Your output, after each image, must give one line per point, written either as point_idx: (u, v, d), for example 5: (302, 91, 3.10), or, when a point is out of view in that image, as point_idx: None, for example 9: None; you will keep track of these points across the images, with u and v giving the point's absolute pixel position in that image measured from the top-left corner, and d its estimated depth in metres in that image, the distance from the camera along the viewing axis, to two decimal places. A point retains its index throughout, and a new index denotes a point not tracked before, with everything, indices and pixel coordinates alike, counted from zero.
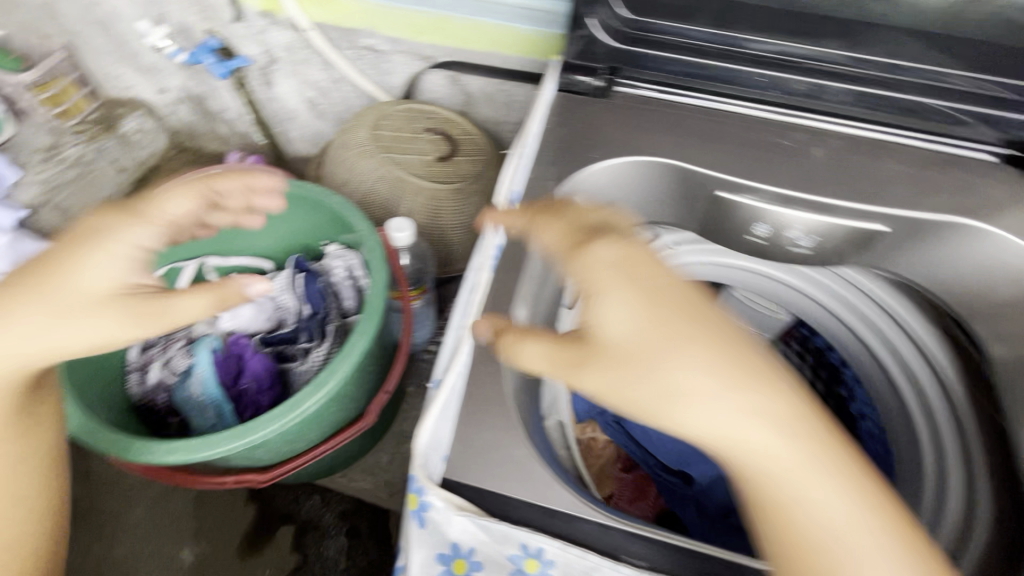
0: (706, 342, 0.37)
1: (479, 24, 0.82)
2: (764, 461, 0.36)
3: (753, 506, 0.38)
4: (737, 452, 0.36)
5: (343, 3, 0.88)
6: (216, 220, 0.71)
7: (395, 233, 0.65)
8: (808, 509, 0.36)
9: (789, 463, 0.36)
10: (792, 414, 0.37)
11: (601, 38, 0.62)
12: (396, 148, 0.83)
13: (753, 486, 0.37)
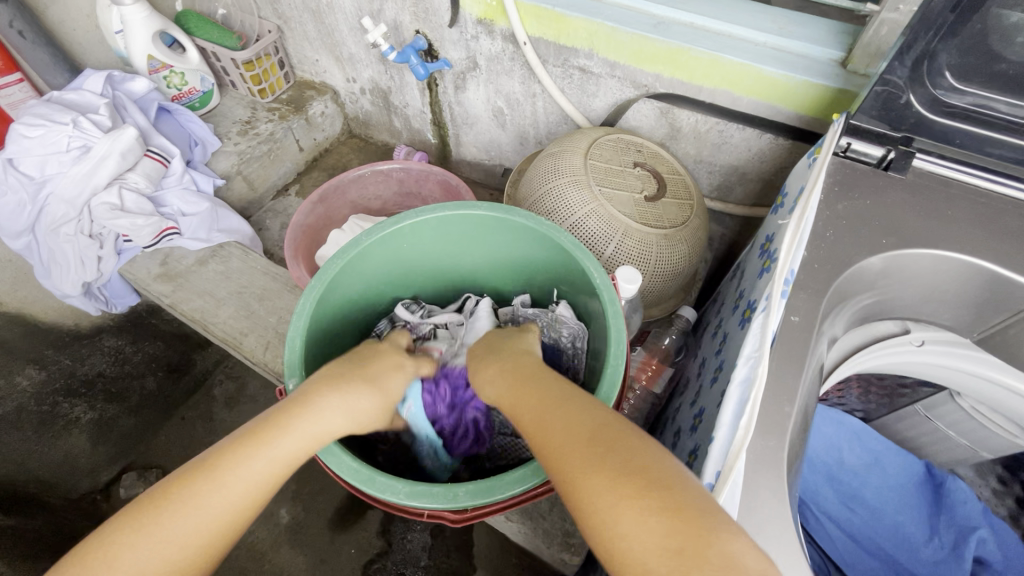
0: (521, 381, 0.52)
1: (719, 61, 0.76)
2: (568, 475, 0.41)
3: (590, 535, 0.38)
4: (573, 478, 0.41)
5: (570, 22, 0.84)
6: (437, 239, 0.71)
7: (623, 284, 0.62)
8: (630, 538, 0.36)
9: (594, 480, 0.39)
10: (595, 440, 0.42)
11: (913, 106, 0.54)
12: (605, 181, 0.78)
13: (579, 508, 0.39)
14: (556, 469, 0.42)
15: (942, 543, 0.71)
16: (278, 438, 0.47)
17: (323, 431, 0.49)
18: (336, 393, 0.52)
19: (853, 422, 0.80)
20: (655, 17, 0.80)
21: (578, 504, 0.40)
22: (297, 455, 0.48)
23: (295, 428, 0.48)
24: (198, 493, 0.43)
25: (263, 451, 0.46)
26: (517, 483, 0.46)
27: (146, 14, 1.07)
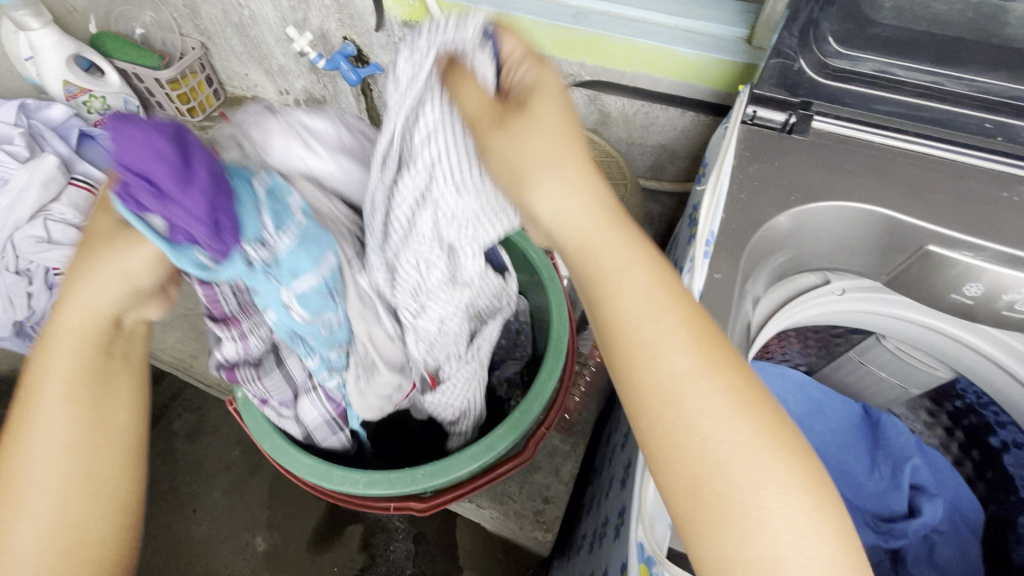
0: (647, 266, 0.38)
1: (635, 45, 0.79)
2: (682, 414, 0.35)
3: (692, 494, 0.34)
4: (693, 422, 0.34)
5: None
6: None
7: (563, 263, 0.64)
8: (759, 510, 0.33)
9: (724, 438, 0.34)
10: (730, 388, 0.35)
11: (803, 70, 0.59)
12: None
13: (685, 463, 0.34)
14: (667, 405, 0.35)
15: (883, 477, 0.77)
16: (34, 414, 0.40)
17: (85, 307, 0.42)
18: (78, 272, 0.42)
19: (794, 374, 0.84)
20: (573, 7, 0.83)
21: (684, 463, 0.34)
22: (70, 396, 0.41)
23: (48, 386, 0.41)
24: (14, 463, 0.39)
25: (32, 432, 0.40)
26: (472, 460, 0.47)
27: (57, 38, 1.04)
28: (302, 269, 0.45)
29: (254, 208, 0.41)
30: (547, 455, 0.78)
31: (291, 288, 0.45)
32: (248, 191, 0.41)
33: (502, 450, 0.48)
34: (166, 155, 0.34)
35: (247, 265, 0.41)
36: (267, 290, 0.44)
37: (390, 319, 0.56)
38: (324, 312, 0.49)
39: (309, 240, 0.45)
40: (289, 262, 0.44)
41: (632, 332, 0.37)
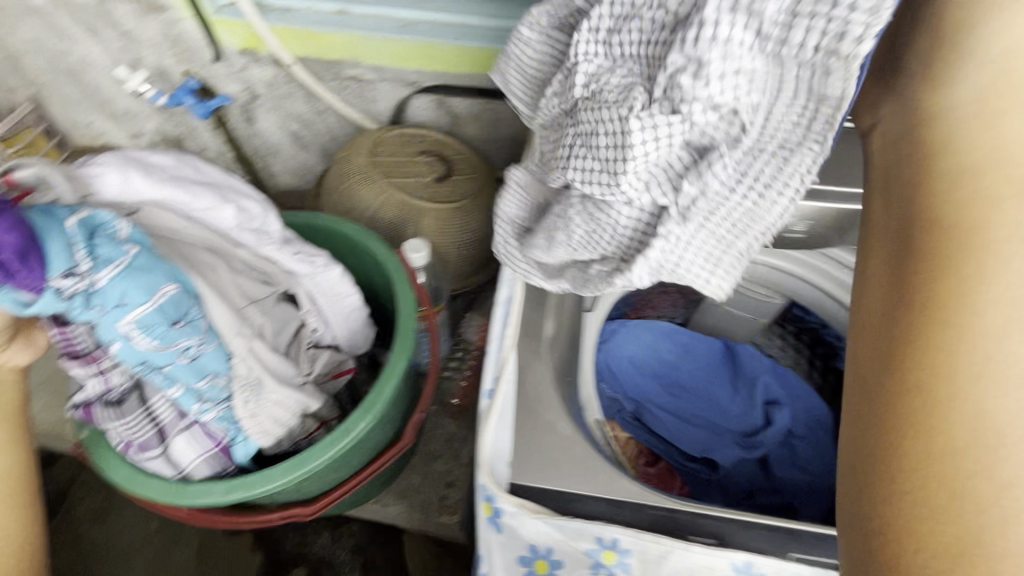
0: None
1: (462, 47, 0.89)
2: (955, 370, 0.32)
3: (889, 460, 0.33)
4: (973, 395, 0.31)
5: (327, 37, 0.91)
6: None
7: (411, 254, 0.67)
8: (1001, 507, 0.30)
9: (995, 421, 0.31)
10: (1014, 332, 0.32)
11: None
12: (394, 172, 0.84)
13: (915, 424, 0.32)
14: (938, 355, 0.33)
15: (743, 397, 0.86)
16: None
17: None
18: None
19: (661, 324, 0.91)
20: (401, 18, 0.88)
21: (913, 427, 0.33)
22: None
23: None
24: None
25: None
26: (328, 448, 0.50)
27: None
28: (123, 301, 0.53)
29: (67, 248, 0.49)
30: (447, 442, 0.82)
31: (122, 317, 0.53)
32: (57, 230, 0.49)
33: (358, 433, 0.52)
34: None
35: (67, 294, 0.50)
36: (107, 321, 0.53)
37: (246, 349, 0.65)
38: (173, 339, 0.57)
39: (132, 274, 0.53)
40: (110, 296, 0.52)
41: (982, 271, 0.33)
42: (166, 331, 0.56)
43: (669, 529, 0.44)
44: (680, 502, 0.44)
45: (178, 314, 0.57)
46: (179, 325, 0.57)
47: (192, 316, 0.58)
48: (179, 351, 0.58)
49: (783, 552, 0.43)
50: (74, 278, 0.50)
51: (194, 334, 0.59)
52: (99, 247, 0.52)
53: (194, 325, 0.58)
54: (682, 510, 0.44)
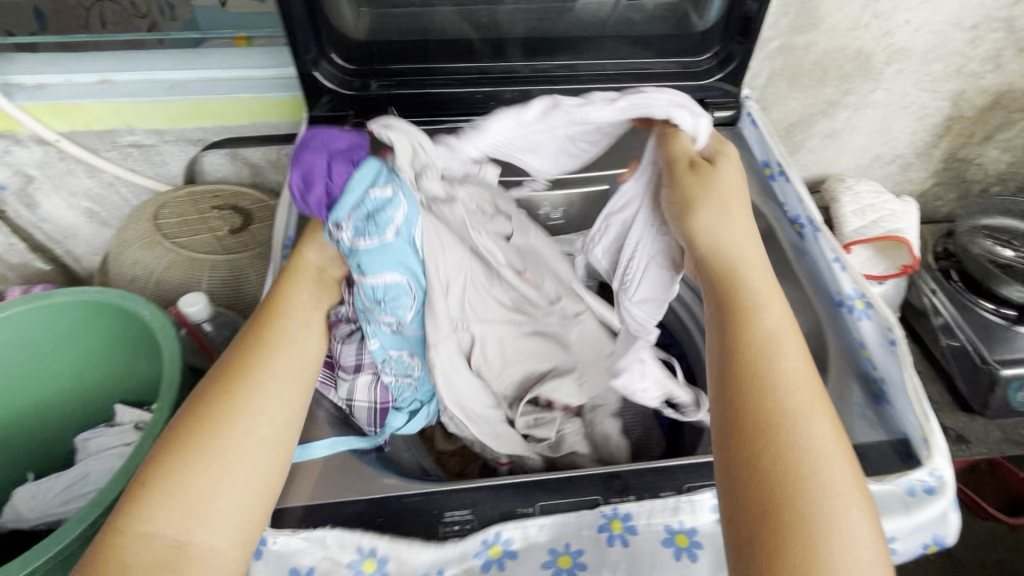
0: (758, 254, 0.50)
1: (236, 99, 0.89)
2: (754, 348, 0.45)
3: (778, 516, 0.39)
4: (781, 405, 0.42)
5: (89, 108, 0.88)
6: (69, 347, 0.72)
7: (188, 309, 0.66)
8: (848, 544, 0.38)
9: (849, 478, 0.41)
10: (794, 340, 0.46)
11: (329, 87, 0.72)
12: (182, 233, 0.82)
13: (774, 466, 0.40)
14: (759, 375, 0.44)
15: None
16: (243, 423, 0.45)
17: (250, 420, 0.46)
18: (244, 392, 0.47)
19: None
20: (168, 80, 0.89)
21: (774, 470, 0.40)
22: (268, 435, 0.46)
23: (223, 442, 0.44)
24: (219, 443, 0.44)
25: (240, 450, 0.44)
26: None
27: None
28: (387, 263, 0.52)
29: (360, 223, 0.49)
30: None
31: (367, 273, 0.51)
32: (367, 173, 0.50)
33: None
34: (323, 165, 0.50)
35: (348, 250, 0.51)
36: (417, 288, 0.55)
37: (437, 346, 0.56)
38: (398, 314, 0.55)
39: (377, 254, 0.51)
40: (387, 255, 0.51)
41: (768, 356, 0.44)
42: (395, 306, 0.54)
43: (430, 512, 0.47)
44: (436, 485, 0.49)
45: (413, 278, 0.54)
46: (381, 304, 0.53)
47: (396, 298, 0.53)
48: (380, 321, 0.55)
49: (529, 504, 0.48)
50: (352, 236, 0.50)
51: (399, 311, 0.54)
52: (382, 215, 0.50)
53: (396, 306, 0.54)
54: (439, 491, 0.48)
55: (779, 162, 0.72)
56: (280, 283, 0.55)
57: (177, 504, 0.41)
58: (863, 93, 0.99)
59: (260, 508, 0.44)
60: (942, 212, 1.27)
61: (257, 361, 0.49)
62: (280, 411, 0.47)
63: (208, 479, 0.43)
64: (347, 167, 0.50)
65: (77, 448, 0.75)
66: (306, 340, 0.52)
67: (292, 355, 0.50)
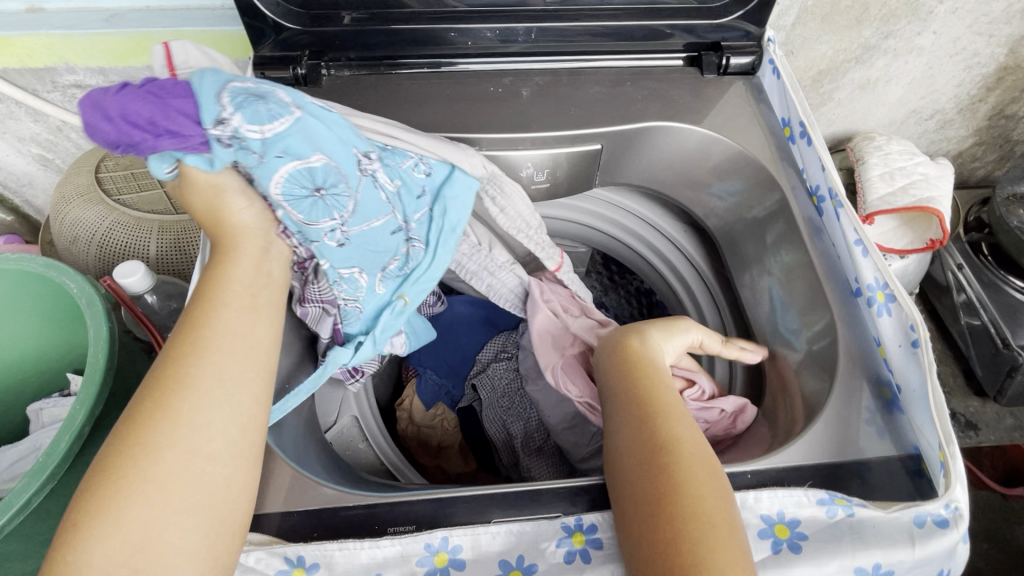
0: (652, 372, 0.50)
1: (182, 34, 0.77)
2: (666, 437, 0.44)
3: (671, 555, 0.38)
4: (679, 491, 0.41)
5: (16, 42, 0.77)
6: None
7: (123, 280, 0.59)
8: None
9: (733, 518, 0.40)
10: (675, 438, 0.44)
11: (275, 22, 0.61)
12: (128, 188, 0.74)
13: (656, 500, 0.41)
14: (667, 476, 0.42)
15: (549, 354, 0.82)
16: (178, 427, 0.38)
17: (194, 431, 0.38)
18: (184, 397, 0.39)
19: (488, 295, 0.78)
20: (105, 10, 0.77)
21: (659, 498, 0.41)
22: (213, 445, 0.38)
23: (168, 453, 0.37)
24: (154, 454, 0.37)
25: (179, 455, 0.37)
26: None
27: None
28: (307, 141, 0.44)
29: (237, 102, 0.41)
30: None
31: (294, 155, 0.44)
32: (203, 82, 0.41)
33: (28, 502, 0.46)
34: (155, 106, 0.39)
35: (255, 140, 0.42)
36: (349, 170, 0.47)
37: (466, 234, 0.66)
38: (341, 208, 0.48)
39: (290, 136, 0.43)
40: (302, 135, 0.44)
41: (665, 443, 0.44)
42: (335, 203, 0.47)
43: (370, 529, 0.43)
44: (382, 496, 0.44)
45: (344, 161, 0.47)
46: (322, 193, 0.46)
47: (337, 187, 0.47)
48: (325, 233, 0.48)
49: (484, 520, 0.43)
50: (246, 123, 0.41)
51: (339, 210, 0.48)
52: (270, 98, 0.43)
53: (338, 198, 0.47)
54: (382, 504, 0.43)
55: (802, 122, 0.61)
56: (215, 262, 0.44)
57: (116, 541, 0.35)
58: (907, 37, 0.85)
59: (220, 530, 0.38)
60: (979, 173, 1.16)
61: (189, 368, 0.39)
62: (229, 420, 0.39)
63: (150, 504, 0.36)
64: (174, 98, 0.39)
65: (31, 418, 0.71)
66: (259, 330, 0.43)
67: (239, 351, 0.41)
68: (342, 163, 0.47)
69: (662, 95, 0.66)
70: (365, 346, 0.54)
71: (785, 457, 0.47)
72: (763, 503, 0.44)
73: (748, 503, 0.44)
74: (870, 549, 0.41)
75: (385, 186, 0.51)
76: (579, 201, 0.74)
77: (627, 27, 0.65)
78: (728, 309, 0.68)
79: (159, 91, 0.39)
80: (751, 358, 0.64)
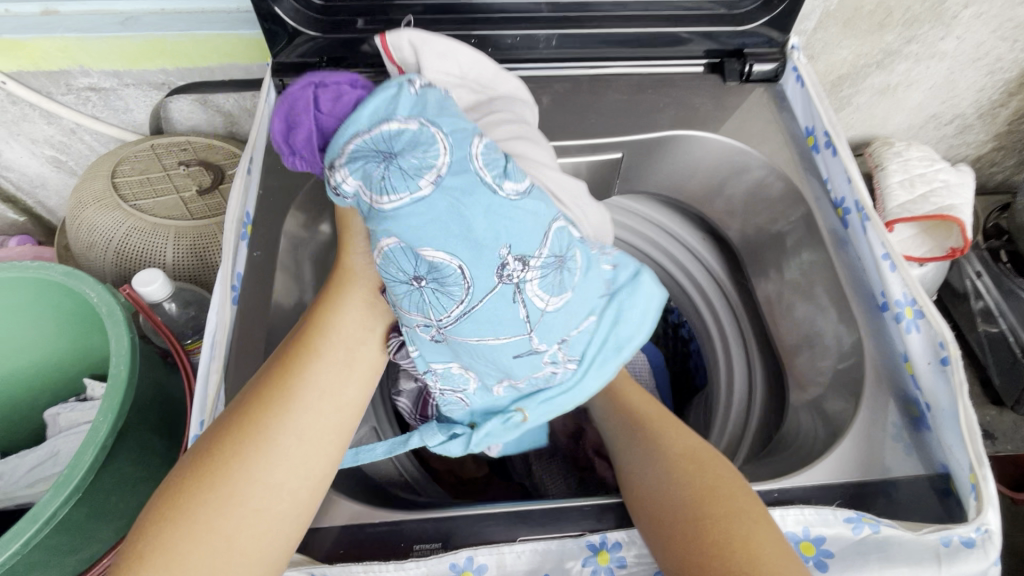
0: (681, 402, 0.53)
1: (197, 38, 0.76)
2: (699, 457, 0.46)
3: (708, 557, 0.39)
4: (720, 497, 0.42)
5: (31, 45, 0.77)
6: (13, 319, 0.65)
7: (143, 289, 0.59)
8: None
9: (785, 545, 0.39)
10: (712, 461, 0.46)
11: (294, 28, 0.60)
12: (143, 194, 0.74)
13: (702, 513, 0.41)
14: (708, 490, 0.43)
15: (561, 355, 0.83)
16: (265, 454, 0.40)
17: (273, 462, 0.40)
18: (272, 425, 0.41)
19: None
20: (120, 12, 0.77)
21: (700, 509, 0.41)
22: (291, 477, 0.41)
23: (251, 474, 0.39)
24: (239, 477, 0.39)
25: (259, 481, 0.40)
26: (9, 542, 0.44)
27: None
28: (432, 233, 0.37)
29: (367, 152, 0.37)
30: None
31: (401, 235, 0.38)
32: (367, 108, 0.38)
33: (53, 515, 0.46)
34: (302, 118, 0.39)
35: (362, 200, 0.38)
36: (479, 270, 0.39)
37: None
38: (446, 306, 0.40)
39: (412, 221, 0.37)
40: (424, 219, 0.37)
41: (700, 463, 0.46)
42: (440, 296, 0.40)
43: (394, 546, 0.43)
44: (406, 513, 0.44)
45: (471, 252, 0.38)
46: (421, 284, 0.39)
47: (446, 288, 0.39)
48: (420, 325, 0.42)
49: (509, 539, 0.43)
50: (363, 184, 0.37)
51: (443, 305, 0.40)
52: (409, 161, 0.37)
53: (443, 298, 0.40)
54: (407, 521, 0.43)
55: (826, 132, 0.60)
56: (319, 313, 0.45)
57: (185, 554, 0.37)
58: (930, 42, 0.84)
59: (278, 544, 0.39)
60: (996, 178, 1.15)
61: (275, 420, 0.41)
62: (302, 479, 0.41)
63: (225, 518, 0.38)
64: (318, 117, 0.39)
65: (48, 422, 0.71)
66: (350, 378, 0.45)
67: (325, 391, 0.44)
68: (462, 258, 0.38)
69: (684, 103, 0.65)
70: (457, 440, 0.51)
71: (810, 474, 0.47)
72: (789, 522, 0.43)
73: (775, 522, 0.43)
74: (897, 569, 0.41)
75: (528, 300, 0.41)
76: None
77: (650, 33, 0.63)
78: (747, 318, 0.68)
79: (314, 109, 0.39)
80: (770, 370, 0.64)
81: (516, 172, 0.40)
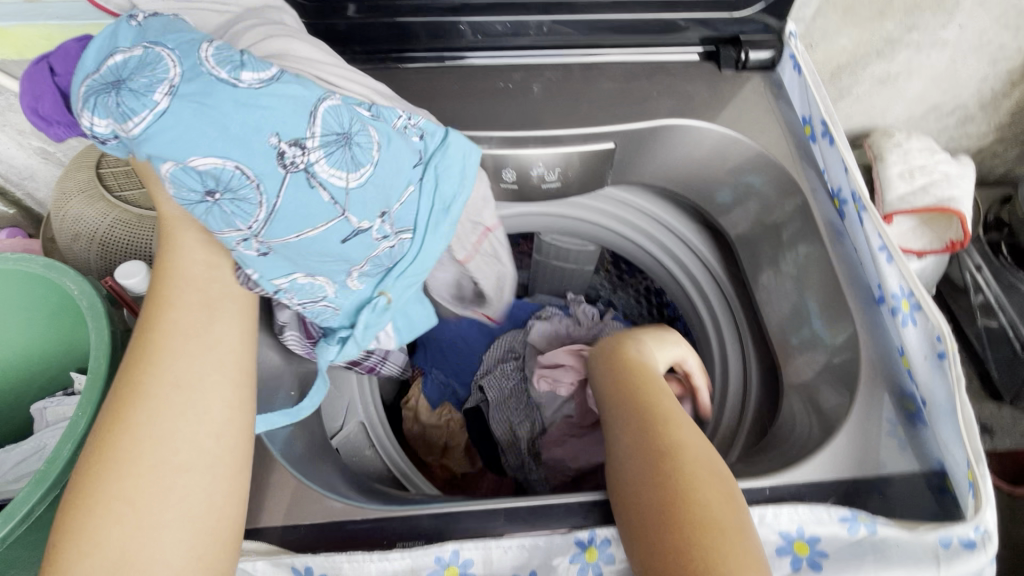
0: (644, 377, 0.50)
1: None
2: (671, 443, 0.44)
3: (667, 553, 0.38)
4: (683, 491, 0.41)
5: (14, 33, 0.75)
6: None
7: (125, 281, 0.58)
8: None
9: (753, 545, 0.38)
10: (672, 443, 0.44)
11: None
12: (128, 184, 0.73)
13: (657, 501, 0.40)
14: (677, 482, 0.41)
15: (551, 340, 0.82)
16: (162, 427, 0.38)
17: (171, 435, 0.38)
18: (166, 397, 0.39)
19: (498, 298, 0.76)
20: None
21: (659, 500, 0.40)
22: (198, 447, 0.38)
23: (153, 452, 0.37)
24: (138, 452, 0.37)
25: (166, 455, 0.37)
26: None
27: None
28: (196, 142, 0.35)
29: (97, 82, 0.35)
30: None
31: (173, 155, 0.35)
32: (94, 46, 0.37)
33: (30, 511, 0.45)
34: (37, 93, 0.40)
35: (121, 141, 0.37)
36: (266, 170, 0.37)
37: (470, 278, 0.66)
38: (248, 214, 0.38)
39: (173, 125, 0.35)
40: (179, 131, 0.35)
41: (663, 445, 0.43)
42: (239, 206, 0.38)
43: (378, 542, 0.42)
44: (390, 510, 0.43)
45: (247, 151, 0.36)
46: (215, 197, 0.37)
47: (235, 191, 0.37)
48: (236, 241, 0.40)
49: (494, 535, 0.42)
50: (101, 117, 0.36)
51: (246, 214, 0.38)
52: (137, 78, 0.35)
53: (242, 206, 0.38)
54: (391, 517, 0.42)
55: (823, 121, 0.59)
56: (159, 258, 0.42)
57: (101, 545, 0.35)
58: (931, 30, 0.82)
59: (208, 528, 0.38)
60: (998, 170, 1.13)
61: (154, 380, 0.39)
62: (203, 446, 0.39)
63: (141, 501, 0.36)
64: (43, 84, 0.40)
65: (34, 417, 0.71)
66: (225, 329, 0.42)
67: (206, 349, 0.41)
68: (242, 159, 0.36)
69: (678, 92, 0.64)
70: (349, 343, 0.50)
71: (802, 471, 0.46)
72: (781, 518, 0.42)
73: (767, 518, 0.42)
74: (893, 568, 0.40)
75: (327, 182, 0.39)
76: (589, 201, 0.73)
77: (644, 21, 0.62)
78: (743, 312, 0.67)
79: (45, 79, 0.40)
80: (765, 364, 0.63)
81: (246, 56, 0.37)
